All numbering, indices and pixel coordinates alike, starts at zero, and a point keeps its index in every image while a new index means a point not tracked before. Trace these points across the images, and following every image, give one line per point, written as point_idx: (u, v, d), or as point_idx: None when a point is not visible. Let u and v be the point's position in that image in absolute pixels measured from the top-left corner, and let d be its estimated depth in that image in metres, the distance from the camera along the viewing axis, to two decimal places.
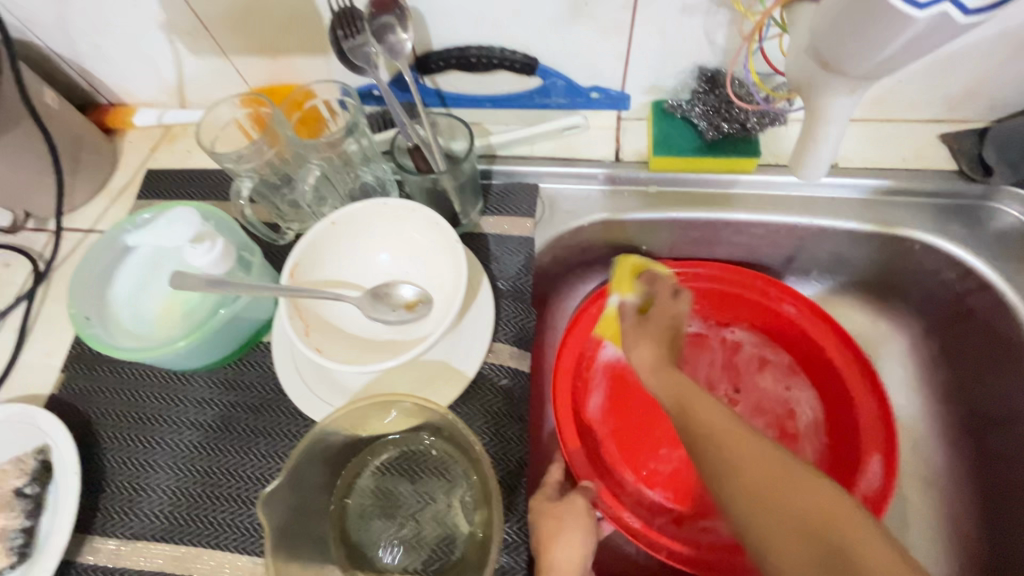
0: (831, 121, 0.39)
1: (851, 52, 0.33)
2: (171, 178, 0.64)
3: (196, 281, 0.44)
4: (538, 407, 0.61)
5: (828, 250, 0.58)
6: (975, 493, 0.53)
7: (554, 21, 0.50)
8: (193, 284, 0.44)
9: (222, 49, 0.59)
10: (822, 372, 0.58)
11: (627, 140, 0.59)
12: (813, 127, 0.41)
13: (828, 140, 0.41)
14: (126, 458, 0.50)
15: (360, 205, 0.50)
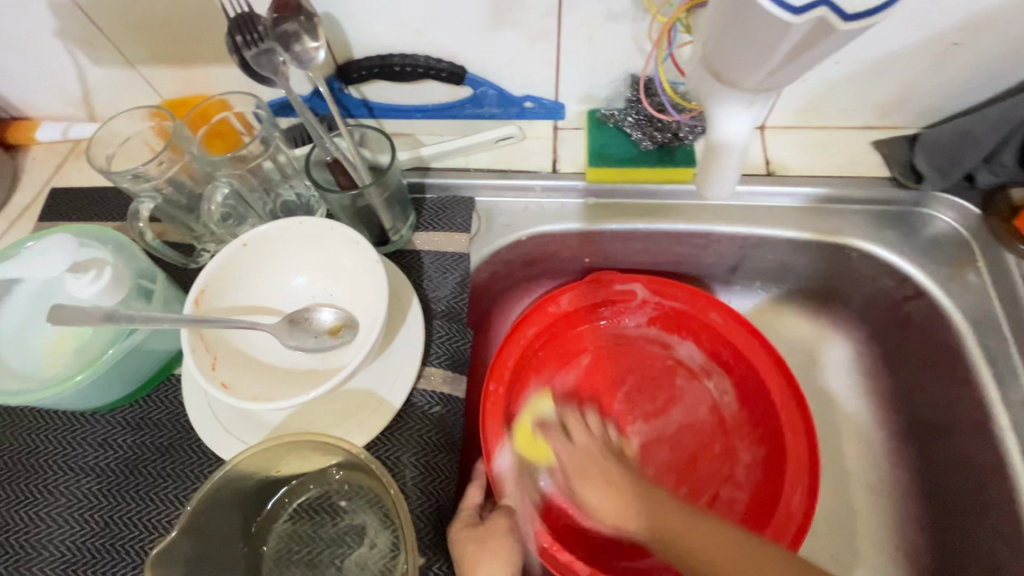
0: (732, 123, 0.36)
1: (737, 63, 0.32)
2: (77, 197, 0.59)
3: (85, 316, 0.39)
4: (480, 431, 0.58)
5: (770, 259, 0.58)
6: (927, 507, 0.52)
7: (476, 27, 0.48)
8: (82, 319, 0.39)
9: (127, 59, 0.54)
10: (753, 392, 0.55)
11: (565, 151, 0.57)
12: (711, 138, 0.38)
13: (730, 158, 0.39)
14: (15, 511, 0.45)
15: (274, 226, 0.46)
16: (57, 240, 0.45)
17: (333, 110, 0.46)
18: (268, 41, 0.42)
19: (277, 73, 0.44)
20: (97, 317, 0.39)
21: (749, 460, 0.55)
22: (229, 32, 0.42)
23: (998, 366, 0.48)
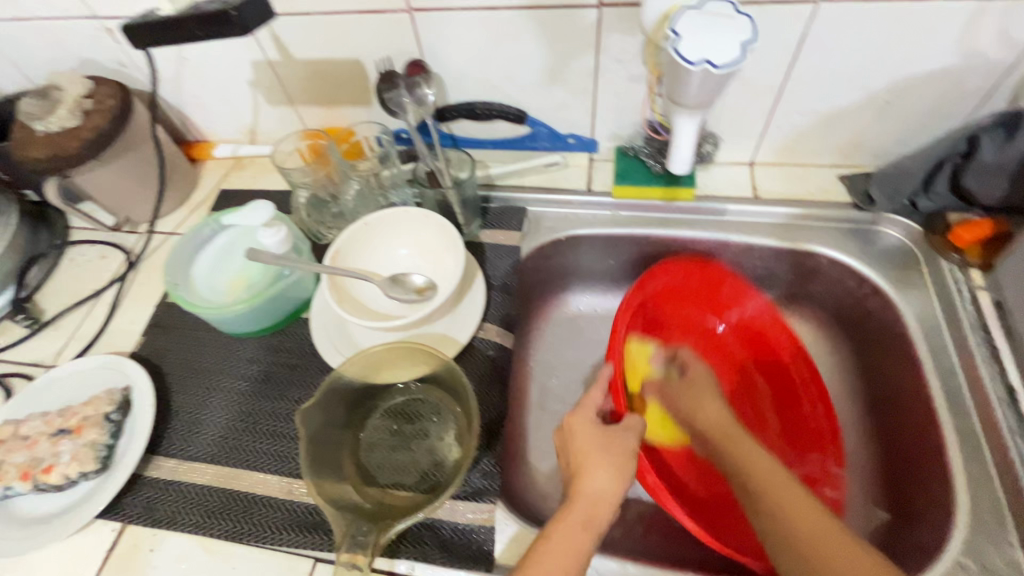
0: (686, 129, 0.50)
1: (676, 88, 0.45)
2: (241, 196, 0.82)
3: (265, 257, 0.60)
4: (520, 387, 0.73)
5: (757, 264, 0.73)
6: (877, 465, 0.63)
7: (536, 84, 0.68)
8: (263, 258, 0.59)
9: (291, 100, 0.78)
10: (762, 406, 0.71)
11: (596, 175, 0.76)
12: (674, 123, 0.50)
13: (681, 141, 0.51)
14: (189, 399, 0.64)
15: (387, 211, 0.66)
16: (256, 205, 0.61)
17: (435, 135, 0.66)
18: (401, 88, 0.63)
19: (404, 109, 0.64)
20: (275, 261, 0.60)
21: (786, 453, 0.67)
22: (377, 80, 0.63)
23: (933, 344, 0.60)
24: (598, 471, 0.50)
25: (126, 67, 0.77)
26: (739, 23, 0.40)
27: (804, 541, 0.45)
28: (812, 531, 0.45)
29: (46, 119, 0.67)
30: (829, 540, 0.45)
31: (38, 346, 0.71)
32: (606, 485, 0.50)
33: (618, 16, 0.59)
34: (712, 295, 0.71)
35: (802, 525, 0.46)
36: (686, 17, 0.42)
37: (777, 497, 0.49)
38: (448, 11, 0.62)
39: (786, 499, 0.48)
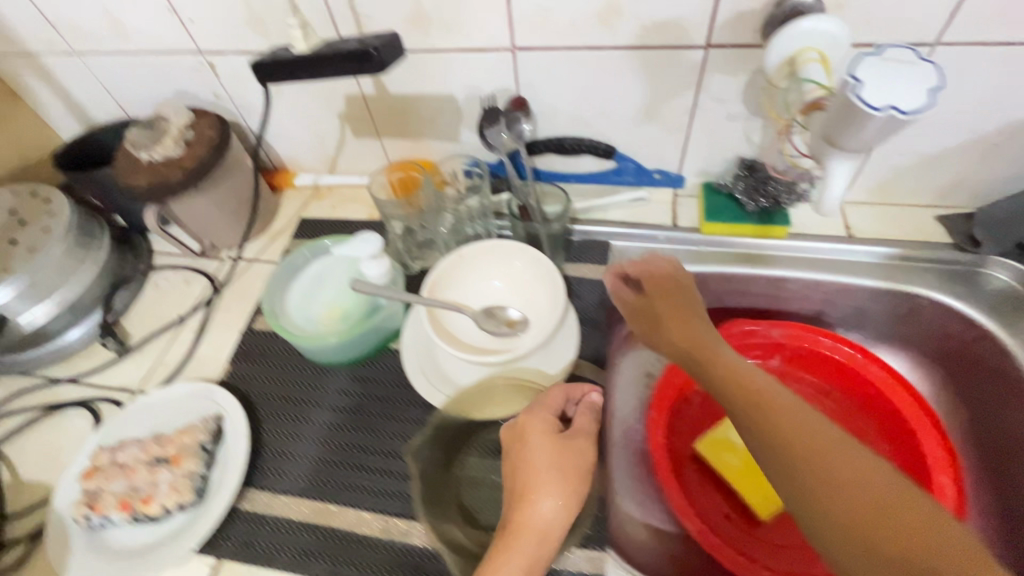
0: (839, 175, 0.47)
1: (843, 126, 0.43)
2: (323, 225, 0.83)
3: (371, 288, 0.60)
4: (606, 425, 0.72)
5: (850, 303, 0.71)
6: (977, 458, 0.65)
7: (630, 120, 0.69)
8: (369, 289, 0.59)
9: (378, 133, 0.79)
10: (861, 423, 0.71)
11: (681, 211, 0.76)
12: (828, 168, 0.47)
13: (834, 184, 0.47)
14: (278, 430, 0.63)
15: (481, 243, 0.66)
16: (365, 236, 0.60)
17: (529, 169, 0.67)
18: (500, 124, 0.65)
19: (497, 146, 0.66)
20: (378, 292, 0.59)
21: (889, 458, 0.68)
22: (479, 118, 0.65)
23: None
24: (541, 498, 0.49)
25: (220, 98, 0.79)
26: (925, 72, 0.40)
27: (787, 442, 0.42)
28: (803, 448, 0.41)
29: (152, 147, 0.69)
30: (819, 450, 0.41)
31: (124, 370, 0.71)
32: (551, 513, 0.48)
33: (724, 56, 0.59)
34: (758, 345, 0.74)
35: (797, 435, 0.42)
36: (863, 64, 0.41)
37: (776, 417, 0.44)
38: (552, 50, 0.63)
39: (786, 417, 0.43)
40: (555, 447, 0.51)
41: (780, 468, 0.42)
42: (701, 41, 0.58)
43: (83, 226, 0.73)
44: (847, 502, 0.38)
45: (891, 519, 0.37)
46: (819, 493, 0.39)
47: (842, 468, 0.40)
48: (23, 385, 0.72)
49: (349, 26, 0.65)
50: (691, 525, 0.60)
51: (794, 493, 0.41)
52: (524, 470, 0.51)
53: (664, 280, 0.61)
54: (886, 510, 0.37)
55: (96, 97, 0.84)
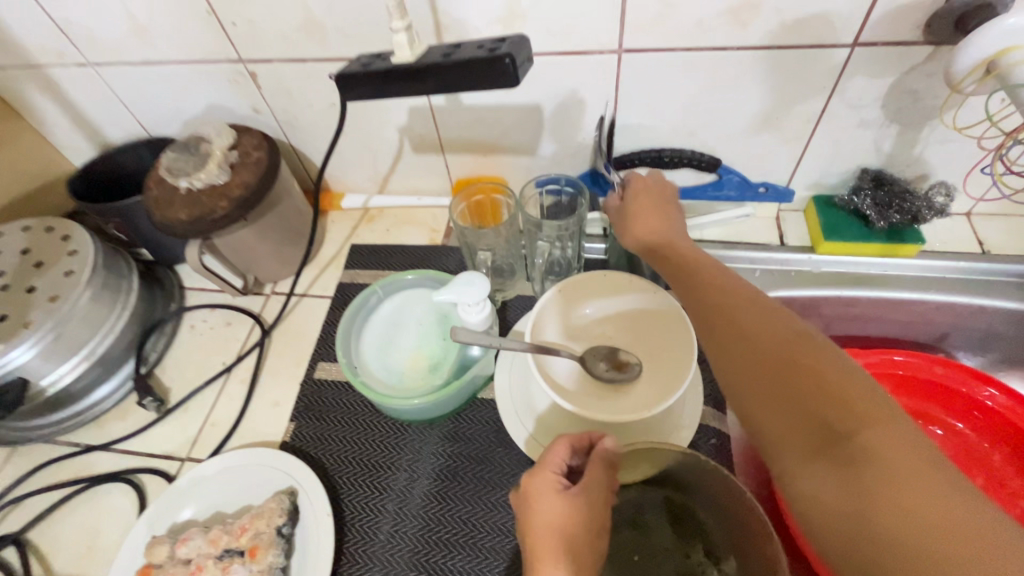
0: None
1: None
2: (378, 252, 0.74)
3: (474, 338, 0.50)
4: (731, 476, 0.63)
5: (983, 327, 0.64)
6: None
7: (743, 130, 0.61)
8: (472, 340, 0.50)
9: (442, 148, 0.70)
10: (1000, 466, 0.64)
11: (788, 228, 0.68)
12: None
13: None
14: (361, 503, 0.54)
15: (585, 275, 0.57)
16: (471, 273, 0.52)
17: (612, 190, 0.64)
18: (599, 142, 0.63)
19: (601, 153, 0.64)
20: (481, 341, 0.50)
21: None
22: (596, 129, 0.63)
23: None
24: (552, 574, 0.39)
25: (259, 112, 0.69)
26: None
27: (720, 310, 0.40)
28: (730, 312, 0.40)
29: (193, 174, 0.59)
30: (749, 316, 0.39)
31: (167, 433, 0.62)
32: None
33: (872, 56, 0.51)
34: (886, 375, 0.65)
35: (726, 301, 0.41)
36: None
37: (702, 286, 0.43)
38: (666, 52, 0.54)
39: (709, 285, 0.43)
40: (564, 526, 0.41)
41: (708, 333, 0.40)
42: (847, 38, 0.50)
43: (111, 267, 0.63)
44: (768, 360, 0.36)
45: (819, 380, 0.33)
46: (741, 355, 0.37)
47: (770, 333, 0.37)
48: (49, 454, 0.62)
49: (425, 27, 0.55)
50: None
51: (718, 356, 0.39)
52: (538, 545, 0.41)
53: (656, 213, 0.52)
54: (795, 363, 0.35)
55: (112, 114, 0.74)
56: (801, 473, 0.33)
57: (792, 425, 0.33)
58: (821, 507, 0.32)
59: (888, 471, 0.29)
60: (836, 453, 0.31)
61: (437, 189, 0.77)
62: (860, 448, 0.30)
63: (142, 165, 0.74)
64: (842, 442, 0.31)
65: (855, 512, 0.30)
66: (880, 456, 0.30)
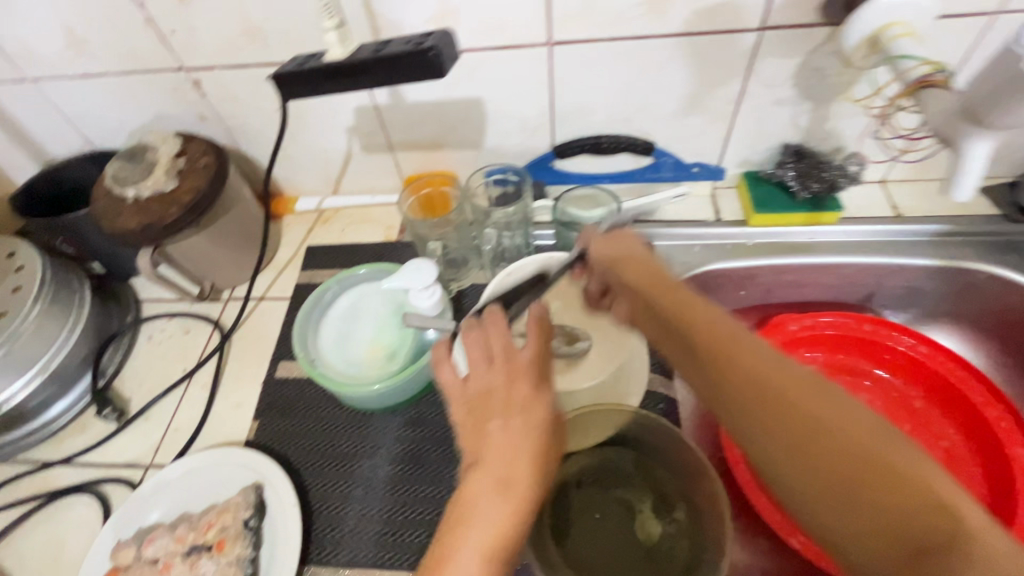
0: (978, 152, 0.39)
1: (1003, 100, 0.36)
2: (335, 252, 0.75)
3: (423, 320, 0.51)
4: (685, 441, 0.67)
5: (903, 284, 0.70)
6: None
7: (672, 113, 0.65)
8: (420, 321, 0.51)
9: (391, 146, 0.72)
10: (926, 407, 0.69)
11: (723, 204, 0.72)
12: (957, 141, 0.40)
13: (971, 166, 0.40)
14: (328, 491, 0.55)
15: (529, 259, 0.61)
16: (420, 261, 0.54)
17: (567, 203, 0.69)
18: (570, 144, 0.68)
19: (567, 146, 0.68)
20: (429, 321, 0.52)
21: (955, 439, 0.67)
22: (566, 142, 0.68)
23: None
24: (487, 494, 0.37)
25: (205, 120, 0.70)
26: None
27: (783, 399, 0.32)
28: (775, 398, 0.32)
29: (140, 183, 0.60)
30: (821, 409, 0.31)
31: (129, 442, 0.62)
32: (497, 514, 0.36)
33: (779, 39, 0.56)
34: (816, 336, 0.71)
35: (769, 383, 0.32)
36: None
37: (742, 364, 0.33)
38: (593, 43, 0.58)
39: (753, 358, 0.33)
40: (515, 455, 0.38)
41: (757, 436, 0.32)
42: (755, 24, 0.55)
43: (60, 281, 0.63)
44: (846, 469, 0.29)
45: (909, 493, 0.28)
46: (820, 458, 0.30)
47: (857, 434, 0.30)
48: (7, 474, 0.61)
49: (363, 28, 0.58)
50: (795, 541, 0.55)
51: (774, 454, 0.32)
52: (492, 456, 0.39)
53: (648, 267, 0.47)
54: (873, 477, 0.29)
55: (53, 130, 0.73)
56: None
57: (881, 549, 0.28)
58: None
59: None
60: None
61: (390, 187, 0.79)
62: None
63: (87, 180, 0.73)
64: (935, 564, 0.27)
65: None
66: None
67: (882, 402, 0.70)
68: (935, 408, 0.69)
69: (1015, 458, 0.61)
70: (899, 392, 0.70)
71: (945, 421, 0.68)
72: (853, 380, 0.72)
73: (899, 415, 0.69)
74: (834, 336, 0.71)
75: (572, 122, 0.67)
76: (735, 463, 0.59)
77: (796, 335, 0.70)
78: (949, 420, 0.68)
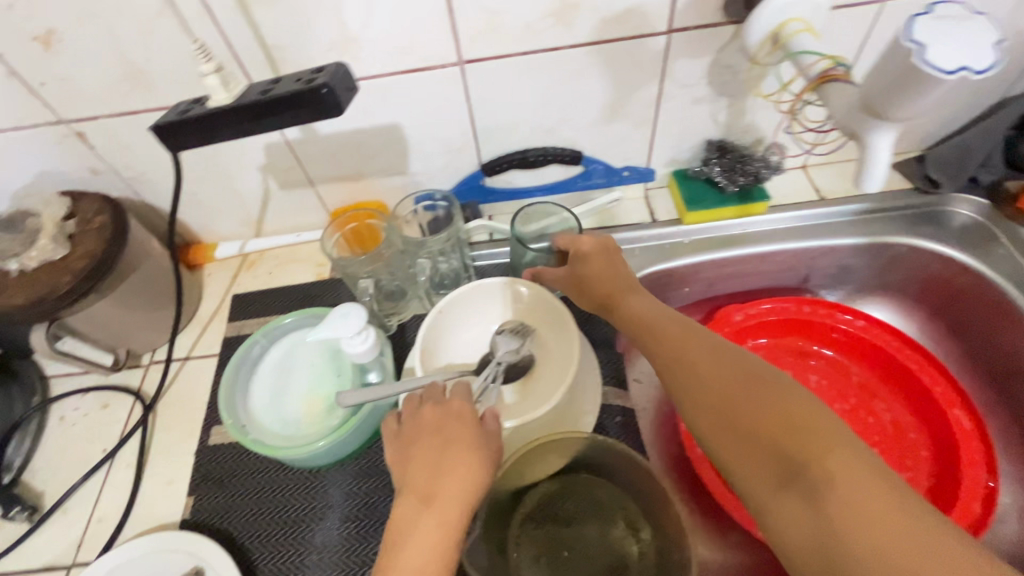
0: (881, 146, 0.40)
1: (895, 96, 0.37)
2: (264, 298, 0.70)
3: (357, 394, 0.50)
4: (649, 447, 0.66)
5: (835, 263, 0.72)
6: (976, 380, 0.69)
7: (595, 121, 0.64)
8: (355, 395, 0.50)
9: (311, 180, 0.68)
10: (868, 378, 0.71)
11: (657, 205, 0.73)
12: (863, 136, 0.40)
13: (876, 161, 0.40)
14: (277, 563, 0.51)
15: (465, 288, 0.58)
16: (350, 304, 0.51)
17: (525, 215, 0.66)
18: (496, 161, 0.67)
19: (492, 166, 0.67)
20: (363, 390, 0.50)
21: (898, 407, 0.69)
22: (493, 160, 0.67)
23: None
24: (416, 518, 0.39)
25: (98, 173, 0.64)
26: (978, 26, 0.33)
27: (706, 373, 0.42)
28: (700, 356, 0.43)
29: (23, 254, 0.54)
30: (732, 378, 0.41)
31: (46, 541, 0.55)
32: (431, 532, 0.39)
33: (687, 40, 0.56)
34: (760, 324, 0.72)
35: (696, 349, 0.44)
36: (912, 25, 0.34)
37: (672, 343, 0.45)
38: (505, 58, 0.56)
39: (679, 338, 0.45)
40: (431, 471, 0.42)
41: (688, 390, 0.42)
42: (662, 27, 0.54)
43: None
44: (746, 419, 0.39)
45: (785, 424, 0.37)
46: (721, 405, 0.40)
47: (741, 384, 0.40)
48: None
49: (259, 62, 0.54)
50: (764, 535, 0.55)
51: (700, 406, 0.41)
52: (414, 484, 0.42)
53: (608, 263, 0.54)
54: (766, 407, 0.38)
55: None
56: (782, 523, 0.35)
57: (767, 469, 0.37)
58: (797, 549, 0.34)
59: (847, 499, 0.33)
60: (803, 488, 0.35)
61: (318, 222, 0.75)
62: (833, 488, 0.33)
63: None
64: (806, 476, 0.35)
65: (828, 554, 0.33)
66: (852, 498, 0.33)
67: (827, 380, 0.72)
68: (876, 379, 0.71)
69: (953, 419, 0.64)
70: (842, 369, 0.72)
71: (887, 391, 0.70)
72: (802, 362, 0.73)
73: (845, 390, 0.71)
74: (775, 322, 0.72)
75: (497, 139, 0.65)
76: (699, 462, 0.61)
77: (741, 326, 0.70)
78: (891, 389, 0.70)
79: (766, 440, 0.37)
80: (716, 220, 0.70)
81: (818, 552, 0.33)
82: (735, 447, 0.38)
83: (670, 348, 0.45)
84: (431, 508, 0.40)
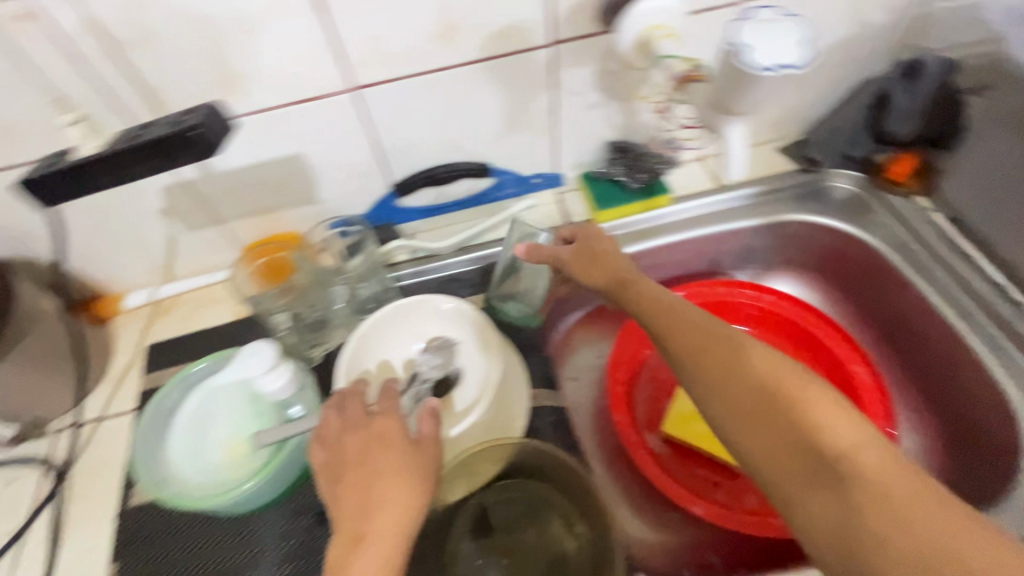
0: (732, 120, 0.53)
1: None
2: (180, 345, 0.68)
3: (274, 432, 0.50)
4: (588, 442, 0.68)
5: (741, 244, 0.76)
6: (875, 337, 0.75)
7: (497, 133, 0.66)
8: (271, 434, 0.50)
9: (218, 219, 0.66)
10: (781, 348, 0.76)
11: (569, 207, 0.75)
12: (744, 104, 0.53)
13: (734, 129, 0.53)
14: None
15: (380, 311, 0.58)
16: (254, 345, 0.51)
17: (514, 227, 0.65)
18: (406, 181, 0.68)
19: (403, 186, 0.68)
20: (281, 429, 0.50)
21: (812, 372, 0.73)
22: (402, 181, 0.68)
23: (920, 269, 0.68)
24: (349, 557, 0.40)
25: None
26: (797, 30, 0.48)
27: (721, 365, 0.44)
28: (713, 352, 0.45)
29: None
30: (747, 371, 0.43)
31: None
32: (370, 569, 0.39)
33: (570, 50, 0.59)
34: None
35: (708, 345, 0.45)
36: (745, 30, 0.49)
37: (685, 339, 0.47)
38: (396, 81, 0.57)
39: (692, 334, 0.47)
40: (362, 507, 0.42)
41: (705, 385, 0.44)
42: (545, 40, 0.57)
43: None
44: (768, 414, 0.40)
45: (800, 413, 0.39)
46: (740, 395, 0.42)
47: (756, 375, 0.42)
48: None
49: (140, 105, 0.52)
50: (701, 510, 0.58)
51: (719, 398, 0.43)
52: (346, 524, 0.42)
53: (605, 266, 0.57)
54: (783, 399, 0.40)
55: None
56: (807, 509, 0.37)
57: (789, 457, 0.39)
58: (823, 535, 0.36)
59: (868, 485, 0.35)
60: (826, 476, 0.37)
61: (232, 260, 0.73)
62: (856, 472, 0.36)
63: None
64: (828, 463, 0.37)
65: (853, 536, 0.35)
66: (875, 485, 0.35)
67: None
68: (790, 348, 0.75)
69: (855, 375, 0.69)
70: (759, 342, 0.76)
71: (801, 358, 0.74)
72: None
73: None
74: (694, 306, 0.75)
75: (404, 159, 0.66)
76: (635, 448, 0.63)
77: None
78: (803, 356, 0.74)
79: (787, 431, 0.39)
80: (626, 217, 0.73)
81: (843, 536, 0.36)
82: (758, 438, 0.40)
83: (684, 344, 0.47)
84: (364, 545, 0.40)
